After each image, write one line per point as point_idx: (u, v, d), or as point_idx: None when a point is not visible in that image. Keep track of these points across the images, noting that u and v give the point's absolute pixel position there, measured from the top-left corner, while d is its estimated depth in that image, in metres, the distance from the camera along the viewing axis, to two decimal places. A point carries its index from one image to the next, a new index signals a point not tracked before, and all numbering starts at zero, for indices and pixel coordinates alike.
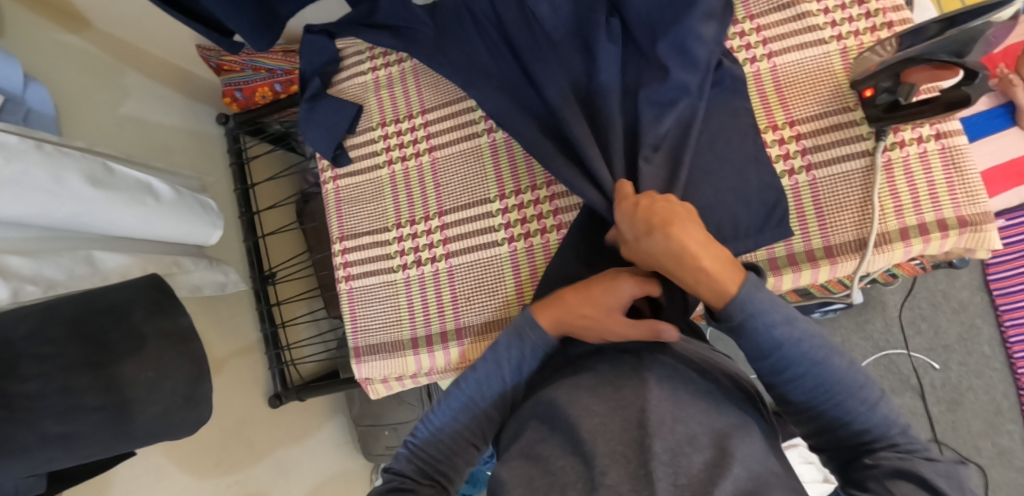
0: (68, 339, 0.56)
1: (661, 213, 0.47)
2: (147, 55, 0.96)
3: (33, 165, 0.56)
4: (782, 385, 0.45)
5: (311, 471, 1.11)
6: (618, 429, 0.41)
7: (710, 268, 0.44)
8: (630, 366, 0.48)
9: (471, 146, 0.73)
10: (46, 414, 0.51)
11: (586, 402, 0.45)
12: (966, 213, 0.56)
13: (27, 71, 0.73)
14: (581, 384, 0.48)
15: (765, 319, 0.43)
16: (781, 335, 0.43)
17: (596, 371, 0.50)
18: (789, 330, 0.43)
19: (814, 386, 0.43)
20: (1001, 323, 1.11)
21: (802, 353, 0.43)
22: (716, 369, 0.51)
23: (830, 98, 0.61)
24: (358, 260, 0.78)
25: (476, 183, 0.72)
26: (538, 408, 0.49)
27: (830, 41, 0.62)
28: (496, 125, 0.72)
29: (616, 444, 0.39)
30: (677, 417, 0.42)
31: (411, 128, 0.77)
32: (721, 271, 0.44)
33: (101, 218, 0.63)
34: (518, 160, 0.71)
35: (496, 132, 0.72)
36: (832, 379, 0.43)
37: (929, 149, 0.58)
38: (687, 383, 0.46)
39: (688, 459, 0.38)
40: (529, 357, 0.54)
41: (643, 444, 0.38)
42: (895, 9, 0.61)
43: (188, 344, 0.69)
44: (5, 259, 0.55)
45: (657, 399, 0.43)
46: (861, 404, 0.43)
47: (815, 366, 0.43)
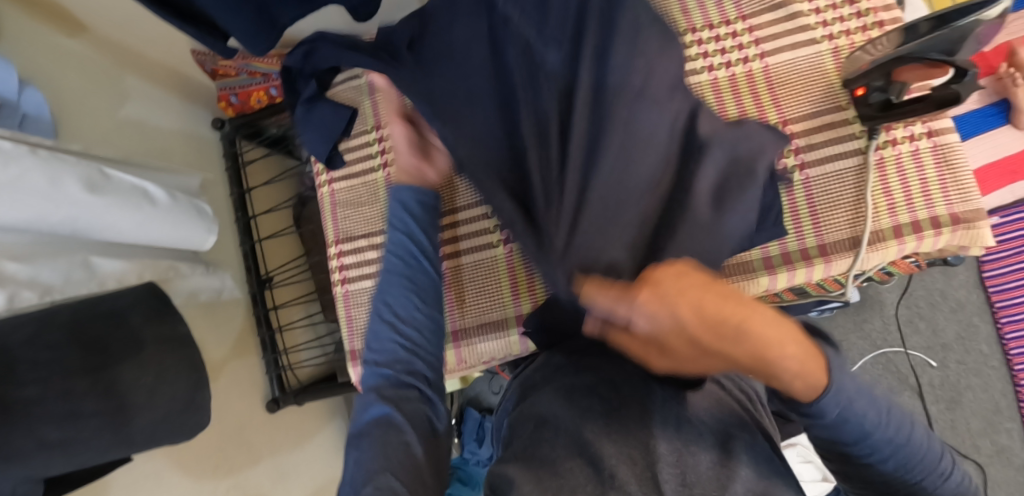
0: (65, 343, 0.56)
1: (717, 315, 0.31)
2: (143, 59, 0.96)
3: (29, 169, 0.56)
4: (843, 448, 0.39)
5: (309, 475, 1.11)
6: (619, 429, 0.42)
7: (797, 355, 0.34)
8: (629, 366, 0.49)
9: None
10: (45, 419, 0.50)
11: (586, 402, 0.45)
12: (959, 210, 0.56)
13: (23, 75, 0.73)
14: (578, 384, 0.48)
15: (850, 390, 0.37)
16: (859, 399, 0.37)
17: (595, 371, 0.50)
18: (856, 401, 0.37)
19: (875, 449, 0.38)
20: (997, 320, 1.12)
21: (866, 421, 0.37)
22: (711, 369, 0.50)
23: (822, 98, 0.61)
24: (355, 263, 0.78)
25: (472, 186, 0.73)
26: (535, 408, 0.49)
27: (821, 41, 0.62)
28: None
29: (624, 446, 0.40)
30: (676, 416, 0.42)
31: None
32: (807, 361, 0.35)
33: (97, 222, 0.64)
34: None
35: None
36: (897, 438, 0.38)
37: (921, 147, 0.58)
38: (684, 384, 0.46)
39: (695, 458, 0.39)
40: (417, 205, 0.61)
41: (648, 448, 0.40)
42: (885, 8, 0.62)
43: (186, 348, 0.69)
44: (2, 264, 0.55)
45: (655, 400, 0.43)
46: (921, 456, 0.39)
47: (878, 432, 0.38)
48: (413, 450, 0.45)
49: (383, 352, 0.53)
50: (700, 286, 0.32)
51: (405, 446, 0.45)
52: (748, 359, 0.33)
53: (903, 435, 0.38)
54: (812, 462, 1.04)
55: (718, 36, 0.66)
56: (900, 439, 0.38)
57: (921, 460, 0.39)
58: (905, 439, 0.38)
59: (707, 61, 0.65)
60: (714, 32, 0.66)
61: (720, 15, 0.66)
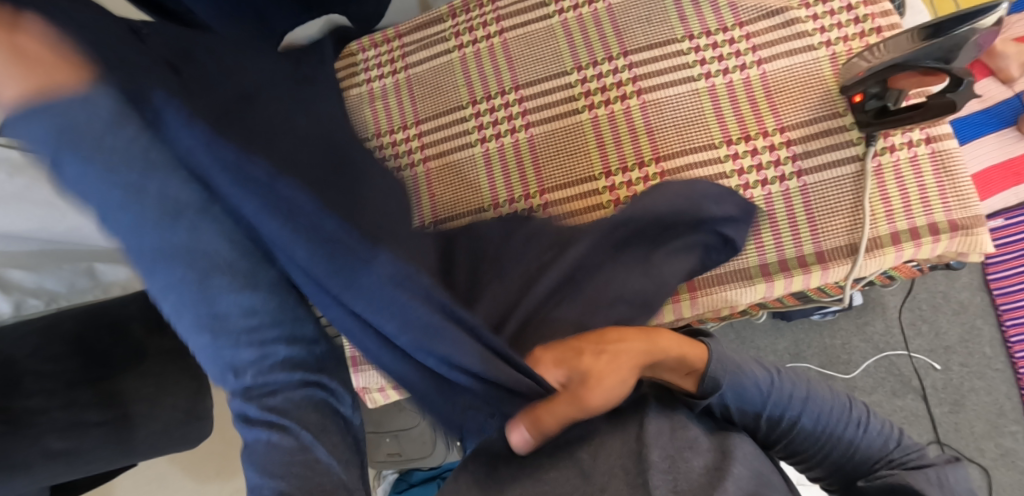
0: (69, 354, 0.57)
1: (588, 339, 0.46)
2: None
3: (38, 182, 0.60)
4: (788, 434, 0.47)
5: None
6: (616, 442, 0.41)
7: (673, 339, 0.46)
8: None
9: (465, 154, 0.73)
10: (49, 429, 0.52)
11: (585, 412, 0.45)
12: (957, 217, 0.56)
13: None
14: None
15: (749, 377, 0.46)
16: (764, 385, 0.46)
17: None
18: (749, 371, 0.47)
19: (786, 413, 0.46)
20: (1002, 323, 1.11)
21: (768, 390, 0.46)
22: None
23: (821, 104, 0.61)
24: None
25: (471, 192, 0.72)
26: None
27: (819, 48, 0.63)
28: (490, 136, 0.72)
29: (615, 459, 0.40)
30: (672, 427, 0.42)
31: (407, 138, 0.76)
32: (683, 343, 0.46)
33: (102, 228, 0.65)
34: (513, 167, 0.70)
35: (490, 142, 0.72)
36: (809, 406, 0.47)
37: (919, 153, 0.58)
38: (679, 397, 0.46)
39: (687, 463, 0.38)
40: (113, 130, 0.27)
41: (641, 456, 0.39)
42: (884, 14, 0.62)
43: (188, 359, 0.67)
44: (7, 272, 0.58)
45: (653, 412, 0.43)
46: (852, 427, 0.47)
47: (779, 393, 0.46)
48: (315, 452, 0.40)
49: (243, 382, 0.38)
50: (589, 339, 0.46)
51: (304, 450, 0.40)
52: (642, 353, 0.45)
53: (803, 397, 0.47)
54: None
55: (716, 43, 0.66)
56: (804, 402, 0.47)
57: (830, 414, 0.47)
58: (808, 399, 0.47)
59: (704, 69, 0.66)
60: (711, 39, 0.66)
61: (718, 22, 0.66)
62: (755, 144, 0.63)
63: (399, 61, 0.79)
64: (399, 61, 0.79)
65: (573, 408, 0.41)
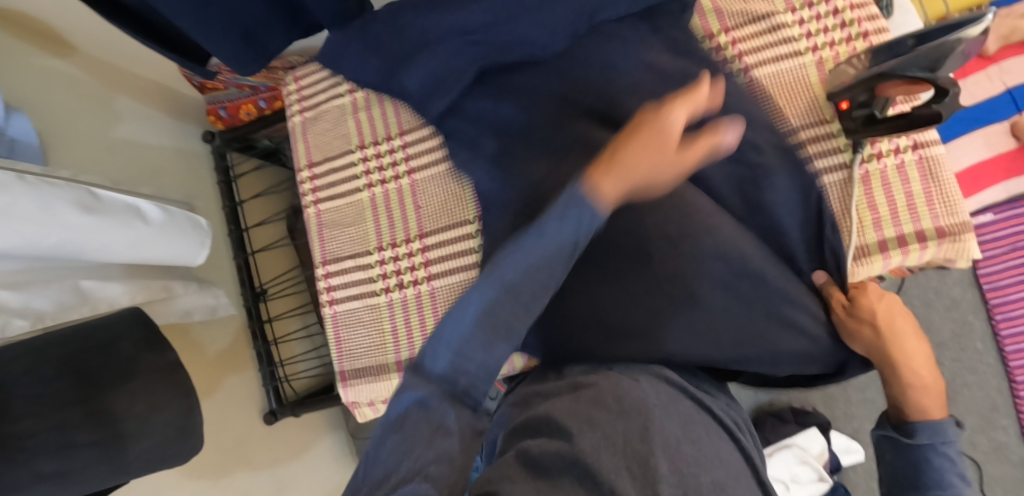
0: (60, 374, 0.57)
1: (896, 318, 0.54)
2: (132, 76, 0.95)
3: (20, 195, 0.55)
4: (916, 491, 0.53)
5: (310, 486, 1.13)
6: (619, 440, 0.41)
7: (926, 375, 0.54)
8: (626, 383, 0.49)
9: (785, 68, 0.62)
10: (40, 452, 0.51)
11: (588, 414, 0.44)
12: (944, 223, 0.56)
13: (10, 102, 0.73)
14: (578, 399, 0.48)
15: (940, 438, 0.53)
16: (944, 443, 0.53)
17: (597, 386, 0.49)
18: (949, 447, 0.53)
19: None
20: (992, 318, 1.12)
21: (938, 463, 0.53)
22: (707, 398, 0.52)
23: (808, 111, 0.61)
24: (341, 284, 0.78)
25: (793, 114, 0.62)
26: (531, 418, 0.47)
27: (805, 53, 0.62)
28: (752, 63, 0.64)
29: (618, 457, 0.40)
30: (676, 435, 0.43)
31: (794, 23, 0.63)
32: (932, 388, 0.54)
33: (90, 244, 0.64)
34: (802, 92, 0.62)
35: (806, 56, 0.62)
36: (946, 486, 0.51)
37: (906, 160, 0.58)
38: (681, 410, 0.47)
39: (695, 480, 0.40)
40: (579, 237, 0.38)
41: (647, 463, 0.39)
42: (870, 18, 0.61)
43: (177, 375, 0.69)
44: None
45: (659, 420, 0.44)
46: None
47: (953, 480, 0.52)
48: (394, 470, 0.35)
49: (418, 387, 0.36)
50: (897, 312, 0.54)
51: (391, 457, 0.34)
52: (901, 355, 0.53)
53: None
54: (808, 463, 1.06)
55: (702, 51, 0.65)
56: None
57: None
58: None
59: None
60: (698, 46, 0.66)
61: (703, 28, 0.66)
62: None
63: None
64: None
65: (846, 313, 0.55)
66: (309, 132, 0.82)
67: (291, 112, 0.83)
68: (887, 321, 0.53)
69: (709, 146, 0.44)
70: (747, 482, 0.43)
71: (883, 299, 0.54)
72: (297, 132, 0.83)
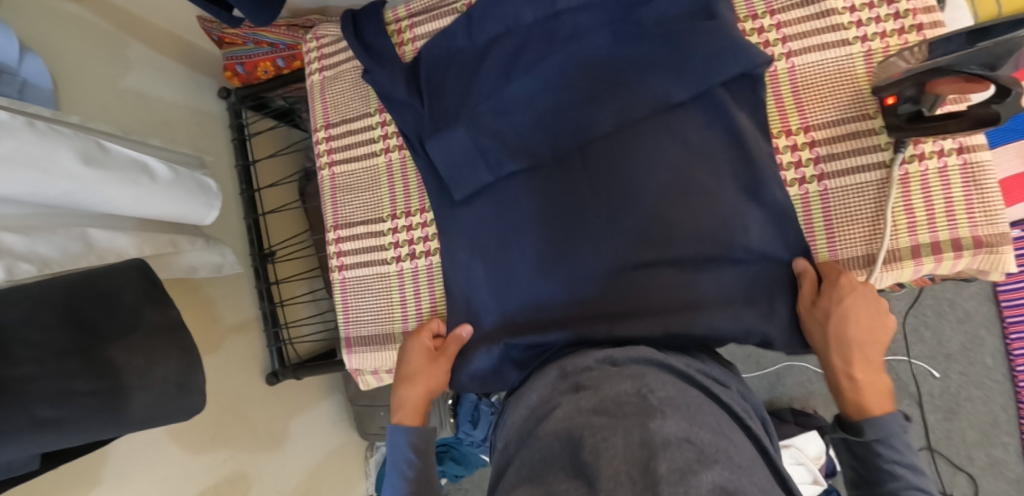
0: (59, 324, 0.57)
1: (854, 309, 0.51)
2: (149, 25, 0.93)
3: (27, 141, 0.56)
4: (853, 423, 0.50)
5: (307, 447, 1.14)
6: (620, 445, 0.39)
7: (866, 380, 0.50)
8: (629, 384, 0.48)
9: (835, 57, 0.59)
10: (37, 397, 0.51)
11: (586, 419, 0.44)
12: (983, 233, 0.54)
13: (23, 42, 0.71)
14: (581, 404, 0.47)
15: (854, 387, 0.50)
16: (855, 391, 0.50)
17: (598, 389, 0.48)
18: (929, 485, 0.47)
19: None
20: (1006, 336, 1.09)
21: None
22: (717, 388, 0.50)
23: (850, 104, 0.58)
24: (352, 250, 0.77)
25: (841, 102, 0.59)
26: (532, 415, 0.51)
27: (853, 43, 0.59)
28: (797, 49, 0.60)
29: (620, 463, 0.38)
30: (679, 435, 0.40)
31: (849, 8, 0.60)
32: (874, 393, 0.50)
33: (95, 198, 0.63)
34: (850, 84, 0.59)
35: (872, 41, 0.58)
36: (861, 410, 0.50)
37: (950, 164, 0.55)
38: (688, 402, 0.45)
39: (697, 478, 0.35)
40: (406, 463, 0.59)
41: (648, 468, 0.37)
42: (926, 11, 0.58)
43: (178, 332, 0.69)
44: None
45: (660, 420, 0.41)
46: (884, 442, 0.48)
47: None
48: None
49: None
50: (866, 306, 0.51)
51: None
52: (842, 352, 0.51)
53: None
54: (803, 464, 1.05)
55: (745, 31, 0.63)
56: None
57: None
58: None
59: None
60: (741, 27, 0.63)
61: (747, 8, 0.63)
62: (776, 143, 0.61)
63: (406, 33, 0.75)
64: (408, 35, 0.75)
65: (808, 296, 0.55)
66: (326, 92, 0.80)
67: (309, 70, 0.80)
68: (849, 311, 0.51)
69: (456, 343, 0.67)
70: (764, 470, 0.40)
71: (843, 302, 0.52)
72: (316, 92, 0.81)
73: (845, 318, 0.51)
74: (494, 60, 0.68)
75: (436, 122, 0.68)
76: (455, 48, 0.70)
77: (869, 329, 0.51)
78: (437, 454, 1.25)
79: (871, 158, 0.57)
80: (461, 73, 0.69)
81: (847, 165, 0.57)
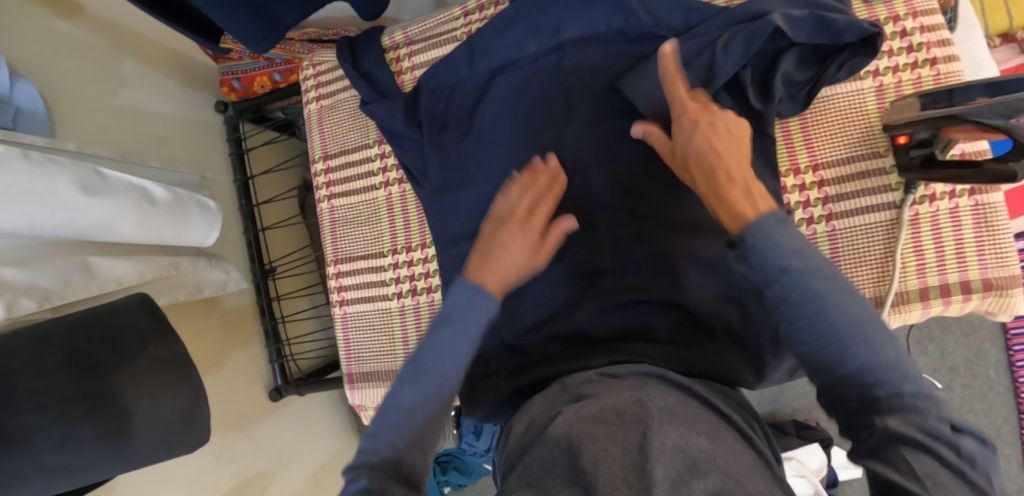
0: (64, 367, 0.56)
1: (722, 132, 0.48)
2: (142, 40, 0.91)
3: (23, 174, 0.54)
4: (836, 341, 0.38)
5: (310, 461, 1.15)
6: (618, 453, 0.39)
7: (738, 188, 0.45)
8: (629, 392, 0.48)
9: (849, 92, 0.58)
10: (45, 445, 0.51)
11: (585, 427, 0.44)
12: (993, 275, 0.54)
13: (15, 69, 0.70)
14: (580, 412, 0.47)
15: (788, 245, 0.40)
16: (809, 252, 0.40)
17: (598, 397, 0.48)
18: (818, 284, 0.39)
19: (857, 382, 0.37)
20: (1009, 348, 1.09)
21: (843, 302, 0.38)
22: (715, 396, 0.50)
23: (860, 142, 0.57)
24: (353, 285, 0.76)
25: (855, 137, 0.58)
26: (533, 426, 0.51)
27: (865, 78, 0.58)
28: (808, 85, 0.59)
29: (617, 470, 0.38)
30: (676, 445, 0.40)
31: None
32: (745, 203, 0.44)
33: (95, 226, 0.62)
34: (861, 123, 0.58)
35: (885, 75, 0.57)
36: (838, 295, 0.39)
37: (961, 205, 0.54)
38: (684, 412, 0.45)
39: (689, 488, 0.36)
40: (472, 322, 0.49)
41: (644, 470, 0.37)
42: (941, 43, 0.57)
43: (186, 369, 0.69)
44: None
45: (659, 426, 0.41)
46: (872, 345, 0.37)
47: (851, 338, 0.37)
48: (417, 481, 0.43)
49: (380, 440, 0.45)
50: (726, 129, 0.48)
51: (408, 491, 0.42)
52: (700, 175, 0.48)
53: (901, 361, 0.38)
54: (806, 478, 1.06)
55: None
56: (896, 369, 0.37)
57: (911, 433, 0.35)
58: (896, 380, 0.37)
59: None
60: None
61: None
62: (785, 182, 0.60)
63: (405, 61, 0.74)
64: (406, 64, 0.74)
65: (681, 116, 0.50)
66: (324, 121, 0.78)
67: (306, 99, 0.79)
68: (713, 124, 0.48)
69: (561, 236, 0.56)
70: (761, 480, 0.39)
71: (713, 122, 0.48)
72: (314, 121, 0.79)
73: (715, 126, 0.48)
74: (496, 92, 0.67)
75: (438, 154, 0.68)
76: (455, 78, 0.69)
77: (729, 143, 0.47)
78: (443, 464, 1.26)
79: (883, 198, 0.56)
80: (462, 102, 0.68)
81: (860, 203, 0.57)
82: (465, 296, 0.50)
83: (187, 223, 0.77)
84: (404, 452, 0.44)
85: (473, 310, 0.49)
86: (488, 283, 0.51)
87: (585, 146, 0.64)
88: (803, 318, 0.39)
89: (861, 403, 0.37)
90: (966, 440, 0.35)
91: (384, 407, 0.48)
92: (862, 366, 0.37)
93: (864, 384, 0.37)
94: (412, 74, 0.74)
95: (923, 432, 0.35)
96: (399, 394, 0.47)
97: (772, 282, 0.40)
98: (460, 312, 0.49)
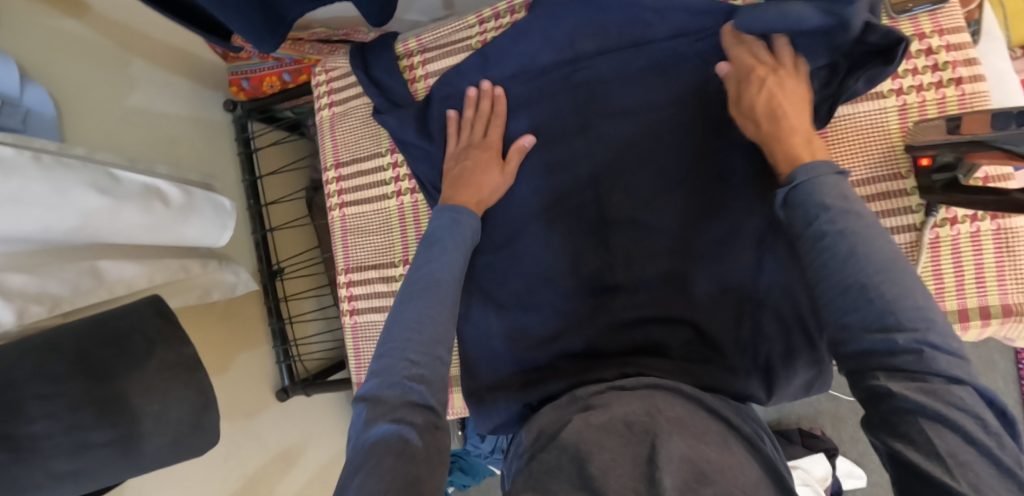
0: (73, 372, 0.55)
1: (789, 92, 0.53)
2: (151, 38, 0.91)
3: (33, 180, 0.54)
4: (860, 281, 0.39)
5: (316, 460, 1.16)
6: (628, 462, 0.40)
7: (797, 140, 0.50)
8: (639, 402, 0.47)
9: (871, 111, 0.57)
10: (55, 453, 0.51)
11: (595, 438, 0.43)
12: (1012, 301, 0.54)
13: (25, 71, 0.69)
14: (590, 420, 0.46)
15: (822, 191, 0.43)
16: (836, 198, 0.43)
17: (608, 407, 0.47)
18: (852, 223, 0.41)
19: (878, 322, 0.37)
20: (1020, 360, 1.08)
21: (865, 250, 0.39)
22: (727, 410, 0.49)
23: (882, 161, 0.56)
24: (364, 295, 0.76)
25: (876, 157, 0.57)
26: (543, 435, 0.50)
27: (888, 96, 0.57)
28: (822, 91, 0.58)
29: (627, 480, 0.38)
30: (684, 455, 0.39)
31: None
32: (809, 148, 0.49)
33: (105, 228, 0.62)
34: (882, 143, 0.57)
35: (909, 94, 0.56)
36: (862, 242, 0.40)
37: (982, 229, 0.54)
38: (695, 424, 0.44)
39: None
40: (455, 240, 0.56)
41: (653, 480, 0.37)
42: (967, 63, 0.55)
43: (196, 374, 0.68)
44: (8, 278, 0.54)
45: (668, 438, 0.41)
46: (895, 291, 0.38)
47: (881, 277, 0.38)
48: (436, 419, 0.44)
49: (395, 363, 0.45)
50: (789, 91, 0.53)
51: (428, 429, 0.43)
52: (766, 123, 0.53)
53: (922, 310, 0.37)
54: (809, 486, 1.06)
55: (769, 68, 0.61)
56: (922, 317, 0.36)
57: (929, 402, 0.34)
58: (920, 328, 0.36)
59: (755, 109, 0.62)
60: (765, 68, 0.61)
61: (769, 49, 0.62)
62: None
63: (418, 69, 0.73)
64: (420, 72, 0.73)
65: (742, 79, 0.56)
66: (335, 129, 0.78)
67: (318, 105, 0.79)
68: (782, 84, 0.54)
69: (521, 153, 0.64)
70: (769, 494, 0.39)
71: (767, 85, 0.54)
72: (325, 128, 0.79)
73: (766, 90, 0.54)
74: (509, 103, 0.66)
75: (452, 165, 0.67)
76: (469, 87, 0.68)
77: (793, 105, 0.53)
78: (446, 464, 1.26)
79: (903, 220, 0.55)
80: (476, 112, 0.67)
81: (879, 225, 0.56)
82: (446, 218, 0.58)
83: (200, 223, 0.76)
84: (422, 364, 0.45)
85: (454, 228, 0.57)
86: (464, 202, 0.61)
87: (600, 159, 0.63)
88: (835, 259, 0.40)
89: (874, 350, 0.37)
90: (983, 409, 0.34)
91: (390, 324, 0.49)
92: (878, 311, 0.37)
93: (883, 327, 0.37)
94: (425, 83, 0.73)
95: (947, 402, 0.34)
96: (404, 309, 0.49)
97: (815, 219, 0.43)
98: (440, 233, 0.57)
